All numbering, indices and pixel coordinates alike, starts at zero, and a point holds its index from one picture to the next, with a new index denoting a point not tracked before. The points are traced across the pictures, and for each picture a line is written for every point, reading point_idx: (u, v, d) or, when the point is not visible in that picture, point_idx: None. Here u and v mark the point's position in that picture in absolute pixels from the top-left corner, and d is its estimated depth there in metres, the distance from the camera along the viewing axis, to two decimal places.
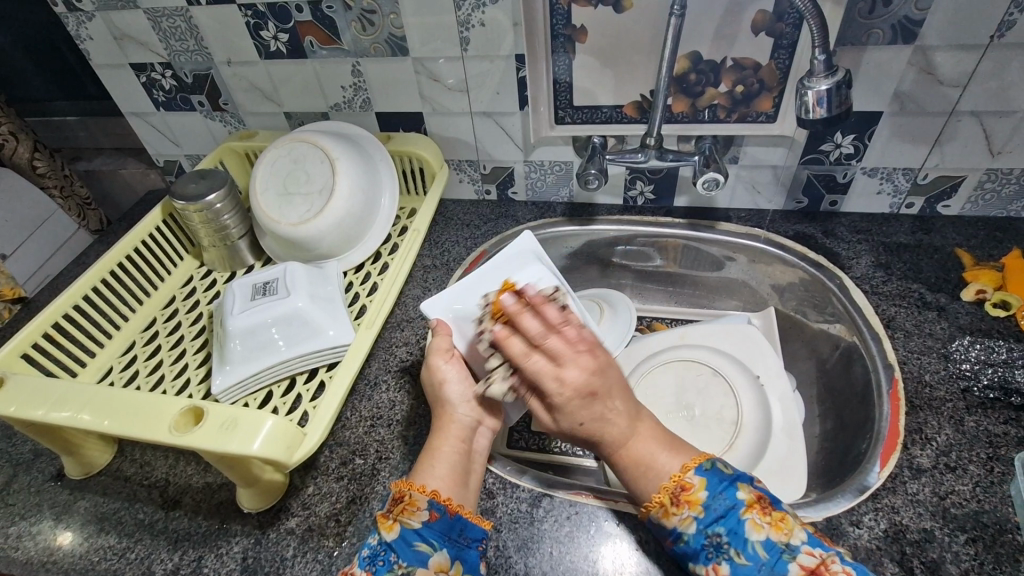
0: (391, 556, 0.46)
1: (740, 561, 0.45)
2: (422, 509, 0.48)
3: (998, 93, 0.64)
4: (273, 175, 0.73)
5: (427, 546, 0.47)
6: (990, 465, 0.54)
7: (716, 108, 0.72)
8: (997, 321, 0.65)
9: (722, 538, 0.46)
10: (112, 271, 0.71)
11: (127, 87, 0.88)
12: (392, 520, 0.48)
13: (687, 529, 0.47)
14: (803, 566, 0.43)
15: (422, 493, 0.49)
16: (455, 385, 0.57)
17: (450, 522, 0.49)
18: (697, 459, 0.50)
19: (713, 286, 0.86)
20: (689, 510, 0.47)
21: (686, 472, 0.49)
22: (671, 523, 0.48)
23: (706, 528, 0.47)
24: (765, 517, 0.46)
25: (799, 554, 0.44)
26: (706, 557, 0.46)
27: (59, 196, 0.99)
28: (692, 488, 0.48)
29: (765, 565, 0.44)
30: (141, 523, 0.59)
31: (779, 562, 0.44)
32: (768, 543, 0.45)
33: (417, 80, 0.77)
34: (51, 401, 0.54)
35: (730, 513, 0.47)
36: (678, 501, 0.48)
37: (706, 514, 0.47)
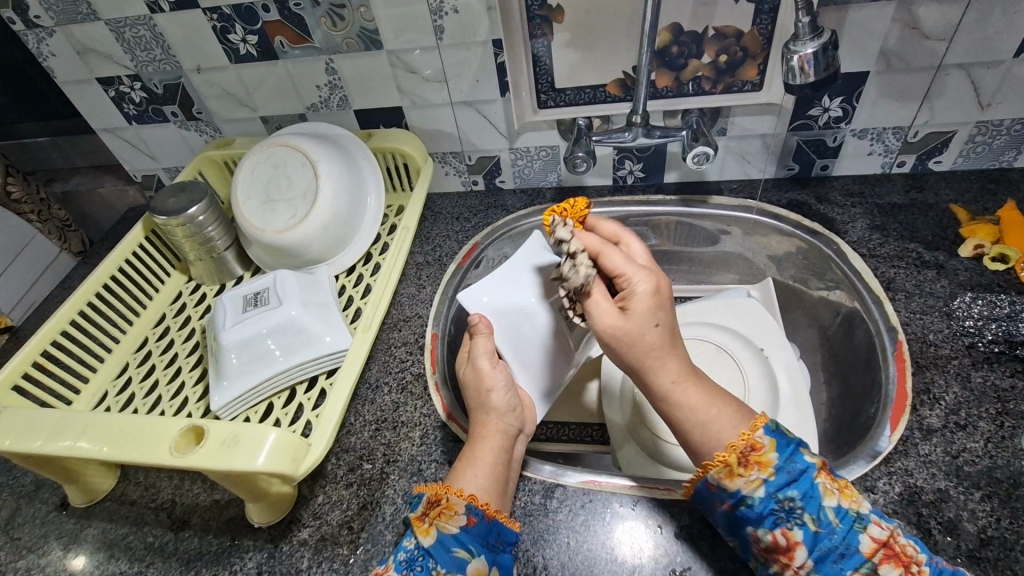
0: (430, 562, 0.46)
1: (812, 527, 0.44)
2: (460, 513, 0.48)
3: (984, 44, 0.63)
4: (254, 182, 0.71)
5: (466, 551, 0.47)
6: (1000, 420, 0.54)
7: (700, 80, 0.71)
8: (997, 275, 0.65)
9: (795, 503, 0.44)
10: (97, 294, 0.69)
11: (96, 103, 0.85)
12: (428, 524, 0.48)
13: (754, 492, 0.45)
14: (875, 537, 0.43)
15: (460, 496, 0.49)
16: (496, 388, 0.57)
17: (487, 527, 0.49)
18: (762, 419, 0.48)
19: (710, 261, 0.86)
20: (760, 472, 0.46)
21: (755, 431, 0.47)
22: (737, 485, 0.46)
23: (777, 492, 0.45)
24: (834, 484, 0.45)
25: (870, 525, 0.44)
26: (774, 522, 0.44)
27: (37, 220, 0.95)
28: (763, 449, 0.46)
29: (837, 534, 0.43)
30: (150, 547, 0.58)
31: (850, 531, 0.43)
32: (841, 512, 0.44)
33: (394, 73, 0.75)
34: (46, 432, 0.53)
35: (804, 478, 0.45)
36: (748, 462, 0.46)
37: (778, 477, 0.45)
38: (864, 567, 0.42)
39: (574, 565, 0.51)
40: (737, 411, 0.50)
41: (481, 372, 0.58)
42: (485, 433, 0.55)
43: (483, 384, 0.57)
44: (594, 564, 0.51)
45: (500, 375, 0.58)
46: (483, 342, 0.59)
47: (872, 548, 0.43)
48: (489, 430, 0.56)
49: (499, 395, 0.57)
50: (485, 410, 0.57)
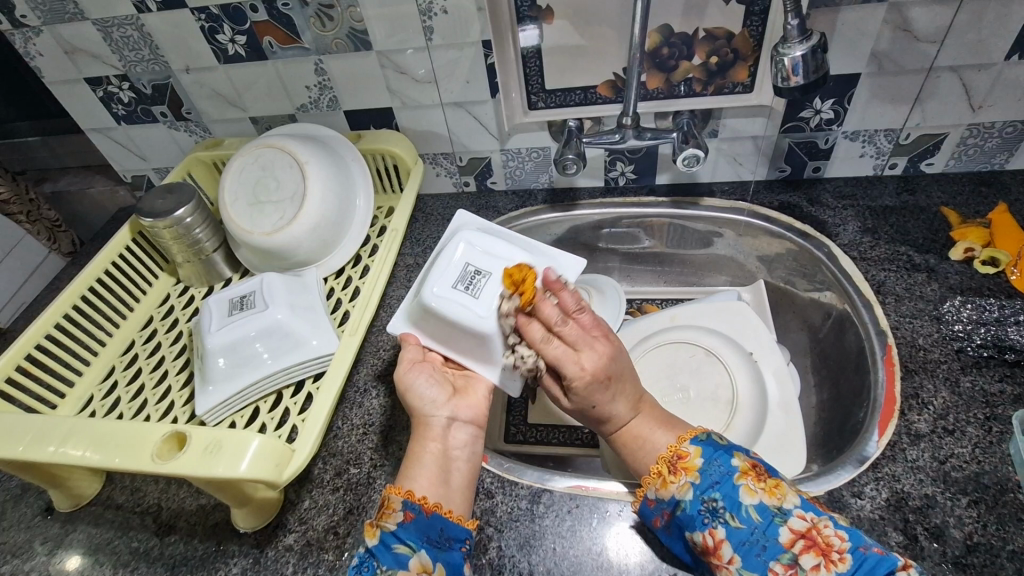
0: (374, 562, 0.45)
1: (734, 525, 0.44)
2: (397, 510, 0.47)
3: (975, 46, 0.62)
4: (242, 184, 0.71)
5: (406, 546, 0.46)
6: (988, 425, 0.54)
7: (691, 82, 0.70)
8: (987, 279, 0.65)
9: (718, 503, 0.45)
10: (83, 297, 0.68)
11: (84, 103, 0.85)
12: (375, 526, 0.47)
13: (685, 496, 0.47)
14: (795, 528, 0.43)
15: (397, 493, 0.48)
16: (421, 386, 0.54)
17: (427, 522, 0.47)
18: (692, 431, 0.50)
19: (702, 263, 0.85)
20: (686, 477, 0.47)
21: (682, 442, 0.49)
22: (670, 492, 0.48)
23: (702, 494, 0.46)
24: (760, 484, 0.45)
25: (792, 517, 0.43)
26: (701, 523, 0.45)
27: (27, 221, 0.95)
28: (688, 456, 0.48)
29: (759, 529, 0.43)
30: (136, 552, 0.57)
31: (772, 525, 0.43)
32: (762, 508, 0.44)
33: (383, 74, 0.74)
34: (29, 437, 0.52)
35: (726, 479, 0.46)
36: (676, 469, 0.48)
37: (703, 480, 0.47)
38: (786, 558, 0.42)
39: (560, 571, 0.51)
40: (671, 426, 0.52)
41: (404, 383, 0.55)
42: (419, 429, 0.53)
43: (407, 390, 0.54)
44: (581, 570, 0.51)
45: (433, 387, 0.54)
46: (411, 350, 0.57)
47: (791, 539, 0.43)
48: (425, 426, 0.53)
49: (421, 396, 0.54)
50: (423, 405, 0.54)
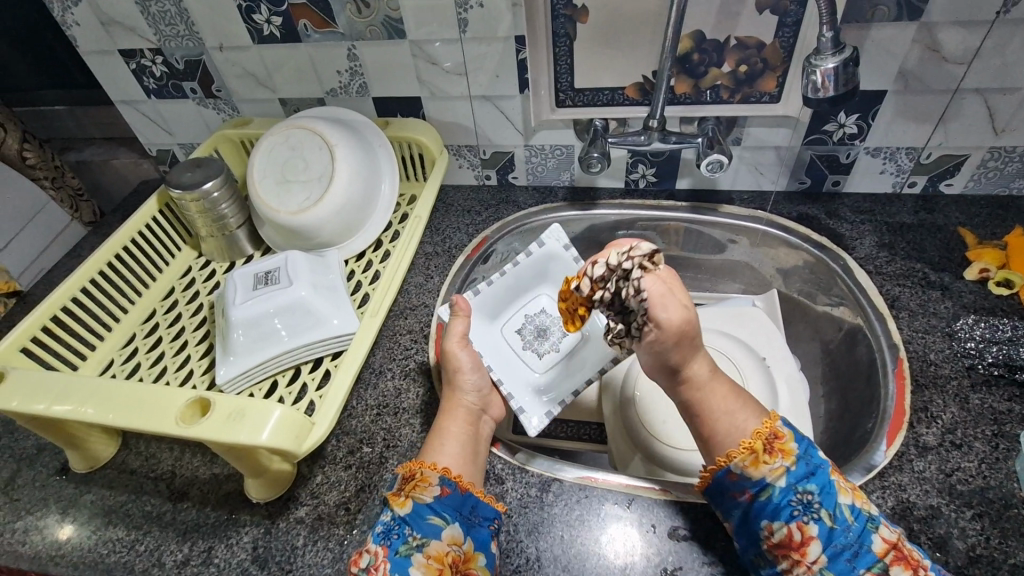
0: (405, 530, 0.49)
1: (828, 523, 0.46)
2: (433, 484, 0.52)
3: (1002, 70, 0.63)
4: (270, 163, 0.72)
5: (440, 519, 0.50)
6: (995, 442, 0.54)
7: (719, 88, 0.71)
8: (1001, 300, 0.66)
9: (812, 497, 0.47)
10: (108, 263, 0.69)
11: (116, 74, 0.86)
12: (404, 497, 0.51)
13: (777, 481, 0.49)
14: (887, 537, 0.45)
15: (434, 469, 0.53)
16: (466, 369, 0.62)
17: (462, 499, 0.52)
18: (785, 416, 0.52)
19: (716, 269, 0.86)
20: (783, 460, 0.49)
21: (777, 423, 0.51)
22: (761, 474, 0.49)
23: (797, 483, 0.48)
24: (849, 485, 0.48)
25: (882, 526, 0.46)
26: (790, 513, 0.48)
27: (51, 187, 0.96)
28: (786, 439, 0.50)
29: (852, 532, 0.46)
30: (148, 515, 0.58)
31: (865, 531, 0.46)
32: (855, 511, 0.47)
33: (415, 64, 0.75)
34: (54, 395, 0.53)
35: (820, 473, 0.48)
36: (772, 449, 0.50)
37: (798, 469, 0.49)
38: (877, 567, 0.44)
39: (566, 558, 0.52)
40: (753, 407, 0.53)
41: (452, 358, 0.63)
42: (450, 411, 0.59)
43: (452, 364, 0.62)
44: (587, 559, 0.52)
45: (468, 357, 0.63)
46: (458, 325, 0.65)
47: (884, 549, 0.45)
48: (454, 407, 0.60)
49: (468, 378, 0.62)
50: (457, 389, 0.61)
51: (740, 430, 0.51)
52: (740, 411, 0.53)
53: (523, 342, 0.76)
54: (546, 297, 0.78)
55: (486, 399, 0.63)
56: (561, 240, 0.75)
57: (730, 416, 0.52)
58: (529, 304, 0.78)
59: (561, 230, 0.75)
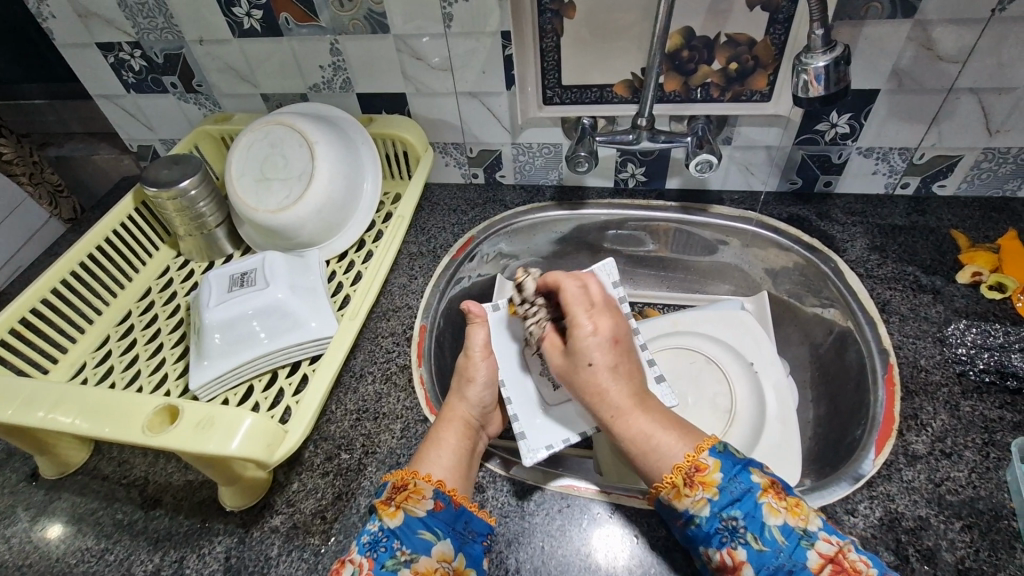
0: (394, 543, 0.47)
1: (756, 547, 0.43)
2: (428, 498, 0.50)
3: (997, 70, 0.62)
4: (250, 159, 0.70)
5: (432, 534, 0.48)
6: (986, 450, 0.53)
7: (709, 86, 0.70)
8: (993, 304, 0.64)
9: (737, 522, 0.45)
10: (81, 263, 0.68)
11: (94, 68, 0.83)
12: (395, 507, 0.49)
13: (700, 511, 0.46)
14: (823, 553, 0.42)
15: (428, 481, 0.51)
16: (479, 383, 0.60)
17: (455, 514, 0.50)
18: (709, 440, 0.49)
19: (706, 270, 0.85)
20: (704, 492, 0.46)
21: (700, 452, 0.47)
22: (685, 505, 0.46)
23: (720, 512, 0.45)
24: (781, 502, 0.45)
25: (818, 541, 0.43)
26: (719, 542, 0.45)
27: (28, 183, 0.94)
28: (707, 469, 0.46)
29: (783, 552, 0.43)
30: (119, 524, 0.57)
31: (798, 548, 0.43)
32: (786, 529, 0.43)
33: (399, 59, 0.73)
34: (18, 401, 0.51)
35: (747, 497, 0.45)
36: (693, 482, 0.46)
37: (722, 497, 0.45)
38: None
39: (546, 569, 0.50)
40: (688, 432, 0.50)
41: (467, 358, 0.60)
42: (448, 417, 0.57)
43: (467, 372, 0.60)
44: (568, 570, 0.50)
45: (486, 370, 0.60)
46: (479, 332, 0.61)
47: (820, 564, 0.42)
48: (450, 415, 0.57)
49: (477, 389, 0.59)
50: (460, 398, 0.59)
51: (666, 457, 0.48)
52: (665, 433, 0.49)
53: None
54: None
55: (488, 414, 0.60)
56: (611, 276, 0.64)
57: (654, 440, 0.49)
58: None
59: (615, 266, 0.64)
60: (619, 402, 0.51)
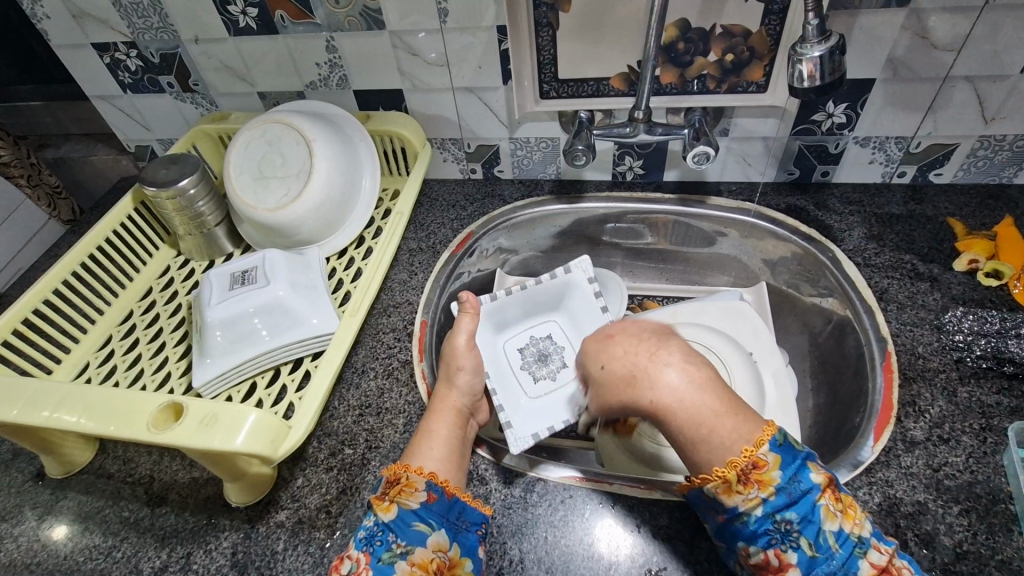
0: (389, 536, 0.47)
1: (809, 552, 0.43)
2: (420, 491, 0.49)
3: (992, 57, 0.62)
4: (247, 157, 0.70)
5: (426, 525, 0.48)
6: (983, 435, 0.54)
7: (705, 78, 0.70)
8: (989, 291, 0.65)
9: (792, 526, 0.44)
10: (82, 264, 0.68)
11: (90, 69, 0.83)
12: (389, 501, 0.48)
13: (752, 511, 0.44)
14: (874, 563, 0.42)
15: (420, 474, 0.50)
16: (466, 370, 0.61)
17: (449, 505, 0.50)
18: (767, 431, 0.46)
19: (704, 262, 0.85)
20: (760, 491, 0.44)
21: (760, 448, 0.44)
22: (735, 502, 0.45)
23: (775, 513, 0.44)
24: (836, 505, 0.44)
25: (870, 550, 0.43)
26: (768, 542, 0.44)
27: (27, 185, 0.94)
28: (767, 467, 0.44)
29: (835, 560, 0.43)
30: (126, 521, 0.57)
31: (850, 557, 0.43)
32: (841, 536, 0.43)
33: (395, 55, 0.73)
34: (23, 401, 0.52)
35: (804, 500, 0.44)
36: (749, 480, 0.44)
37: (778, 498, 0.44)
38: None
39: (550, 559, 0.51)
40: (745, 418, 0.47)
41: (457, 347, 0.62)
42: (439, 408, 0.58)
43: (454, 361, 0.61)
44: (571, 559, 0.51)
45: (473, 359, 0.62)
46: (466, 323, 0.64)
47: (871, 574, 0.42)
48: (442, 405, 0.58)
49: (467, 376, 0.61)
50: (450, 387, 0.60)
51: (724, 445, 0.45)
52: (724, 421, 0.46)
53: (522, 362, 0.72)
54: (554, 322, 0.75)
55: (476, 403, 0.62)
56: (587, 272, 0.72)
57: (707, 432, 0.46)
58: (537, 327, 0.74)
59: (591, 263, 0.72)
60: (693, 407, 0.47)
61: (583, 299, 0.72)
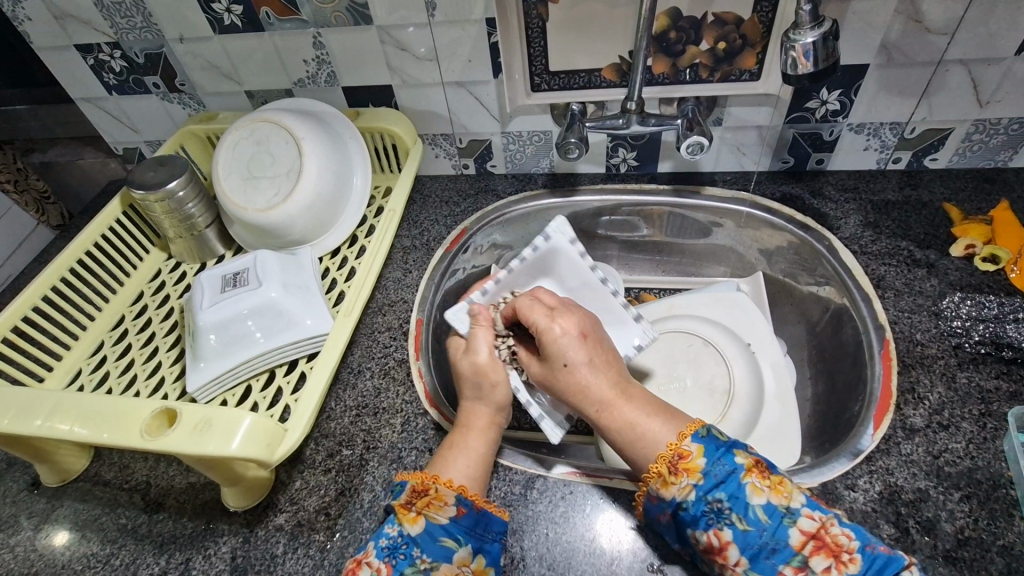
0: (413, 550, 0.46)
1: (742, 527, 0.43)
2: (450, 505, 0.48)
3: (985, 40, 0.62)
4: (236, 158, 0.69)
5: (453, 541, 0.47)
6: (983, 421, 0.54)
7: (698, 67, 0.69)
8: (987, 276, 0.65)
9: (722, 505, 0.44)
10: (70, 270, 0.67)
11: (74, 71, 0.82)
12: (416, 513, 0.48)
13: (687, 498, 0.45)
14: (805, 529, 0.42)
15: (449, 487, 0.49)
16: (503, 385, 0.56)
17: (477, 517, 0.49)
18: (692, 426, 0.47)
19: (700, 253, 0.85)
20: (688, 478, 0.45)
21: (683, 440, 0.46)
22: (671, 494, 0.46)
23: (705, 496, 0.44)
24: (765, 481, 0.44)
25: (801, 517, 0.43)
26: (705, 524, 0.44)
27: (13, 191, 0.93)
28: (690, 455, 0.46)
29: (767, 531, 0.43)
30: (123, 528, 0.57)
31: (780, 527, 0.43)
32: (770, 508, 0.43)
33: (384, 50, 0.72)
34: (15, 411, 0.51)
35: (731, 479, 0.45)
36: (677, 470, 0.46)
37: (705, 480, 0.45)
38: (796, 561, 0.42)
39: (552, 556, 0.51)
40: (670, 416, 0.49)
41: (483, 366, 0.56)
42: (475, 427, 0.55)
43: (488, 379, 0.56)
44: (573, 556, 0.51)
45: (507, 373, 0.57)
46: (483, 336, 0.58)
47: (802, 541, 0.42)
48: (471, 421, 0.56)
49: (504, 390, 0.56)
50: (481, 401, 0.57)
51: (653, 444, 0.47)
52: (650, 421, 0.48)
53: None
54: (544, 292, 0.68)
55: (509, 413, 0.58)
56: (566, 234, 0.65)
57: (638, 430, 0.48)
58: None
59: (567, 222, 0.64)
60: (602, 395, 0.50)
61: (568, 264, 0.65)
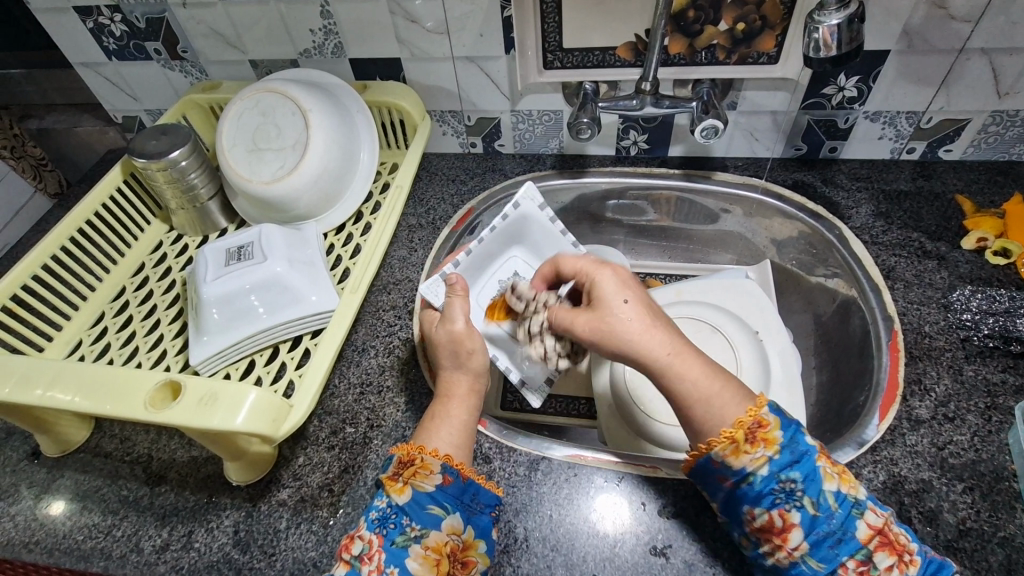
0: (403, 519, 0.46)
1: (811, 511, 0.42)
2: (436, 473, 0.48)
3: (1010, 30, 0.60)
4: (240, 128, 0.67)
5: (440, 509, 0.47)
6: (988, 414, 0.54)
7: (715, 49, 0.67)
8: (997, 270, 0.64)
9: (795, 485, 0.43)
10: (70, 239, 0.66)
11: (73, 35, 0.80)
12: (403, 483, 0.47)
13: (758, 471, 0.43)
14: (874, 524, 0.43)
15: (435, 456, 0.49)
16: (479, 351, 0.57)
17: (463, 487, 0.49)
18: (765, 398, 0.46)
19: (708, 239, 0.84)
20: (765, 450, 0.43)
21: (761, 408, 0.45)
22: (741, 463, 0.44)
23: (780, 472, 0.43)
24: (834, 468, 0.44)
25: (868, 510, 0.43)
26: (772, 502, 0.43)
27: (11, 156, 0.94)
28: (770, 427, 0.44)
29: (836, 519, 0.42)
30: (125, 500, 0.56)
31: (849, 517, 0.42)
32: (840, 496, 0.43)
33: (393, 21, 0.70)
34: (15, 378, 0.50)
35: (805, 459, 0.43)
36: (755, 439, 0.44)
37: (782, 457, 0.43)
38: (860, 554, 0.42)
39: (555, 537, 0.51)
40: (737, 386, 0.46)
41: (458, 335, 0.57)
42: (457, 395, 0.56)
43: (464, 344, 0.56)
44: (576, 538, 0.51)
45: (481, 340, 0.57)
46: (457, 305, 0.59)
47: (869, 535, 0.42)
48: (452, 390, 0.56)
49: (479, 356, 0.57)
50: (458, 369, 0.57)
51: (724, 414, 0.45)
52: (719, 389, 0.46)
53: None
54: (516, 258, 0.72)
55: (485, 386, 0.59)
56: (535, 200, 0.67)
57: (710, 398, 0.45)
58: (500, 271, 0.72)
59: (536, 187, 0.67)
60: (663, 348, 0.46)
61: (539, 228, 0.69)
